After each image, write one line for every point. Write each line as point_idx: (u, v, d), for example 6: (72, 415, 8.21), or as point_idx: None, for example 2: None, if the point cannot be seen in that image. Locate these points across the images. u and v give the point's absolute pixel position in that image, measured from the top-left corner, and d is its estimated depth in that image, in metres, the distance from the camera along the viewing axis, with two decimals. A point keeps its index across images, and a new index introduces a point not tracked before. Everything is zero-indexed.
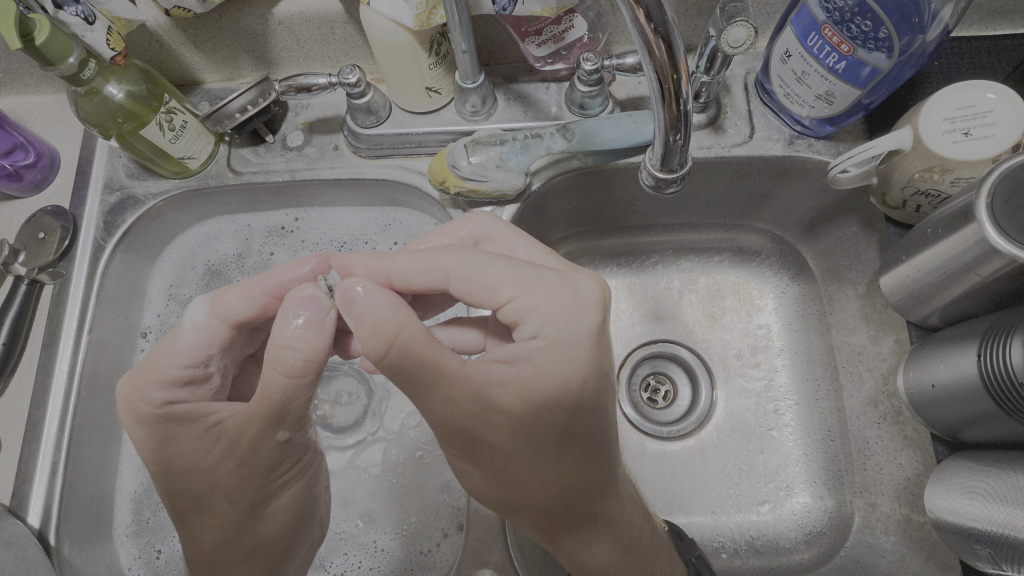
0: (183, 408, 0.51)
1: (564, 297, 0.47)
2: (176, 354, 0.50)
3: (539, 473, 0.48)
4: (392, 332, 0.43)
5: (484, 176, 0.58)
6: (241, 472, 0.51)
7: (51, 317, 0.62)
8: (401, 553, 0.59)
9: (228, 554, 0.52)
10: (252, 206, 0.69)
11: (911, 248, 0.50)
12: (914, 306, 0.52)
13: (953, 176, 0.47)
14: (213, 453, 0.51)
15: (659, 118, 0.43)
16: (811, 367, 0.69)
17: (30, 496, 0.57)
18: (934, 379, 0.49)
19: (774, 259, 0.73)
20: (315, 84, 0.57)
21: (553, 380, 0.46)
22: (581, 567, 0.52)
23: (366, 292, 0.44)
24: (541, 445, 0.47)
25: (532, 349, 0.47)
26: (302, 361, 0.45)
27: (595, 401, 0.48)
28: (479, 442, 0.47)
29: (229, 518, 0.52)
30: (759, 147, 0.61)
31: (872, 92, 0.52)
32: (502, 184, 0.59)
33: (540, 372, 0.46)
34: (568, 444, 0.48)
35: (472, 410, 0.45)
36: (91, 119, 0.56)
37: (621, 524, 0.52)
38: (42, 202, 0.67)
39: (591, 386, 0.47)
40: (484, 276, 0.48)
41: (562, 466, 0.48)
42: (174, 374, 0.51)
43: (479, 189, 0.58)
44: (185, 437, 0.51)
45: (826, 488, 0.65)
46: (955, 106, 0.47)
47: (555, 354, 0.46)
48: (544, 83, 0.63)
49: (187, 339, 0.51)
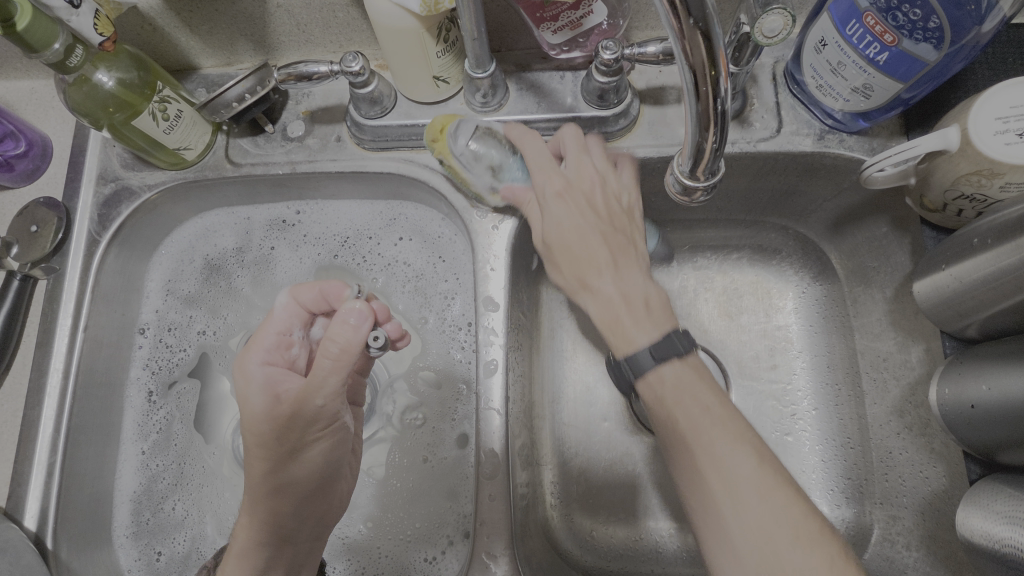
0: (267, 375, 0.52)
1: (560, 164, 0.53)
2: (271, 322, 0.53)
3: (568, 261, 0.51)
4: (525, 199, 0.55)
5: (469, 167, 0.55)
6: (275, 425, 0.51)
7: (45, 314, 0.60)
8: (406, 561, 0.58)
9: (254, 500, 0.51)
10: (252, 198, 0.67)
11: (952, 256, 0.47)
12: (950, 317, 0.49)
13: (1002, 181, 0.43)
14: (267, 414, 0.51)
15: (692, 123, 0.39)
16: (831, 371, 0.66)
17: (26, 498, 0.56)
18: (974, 398, 0.46)
19: (795, 257, 0.70)
20: (316, 72, 0.54)
21: (565, 212, 0.51)
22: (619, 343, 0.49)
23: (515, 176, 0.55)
24: (562, 244, 0.51)
25: (545, 189, 0.52)
26: (333, 353, 0.48)
27: (600, 229, 0.51)
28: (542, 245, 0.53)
29: (265, 473, 0.52)
30: (787, 142, 0.57)
31: (914, 86, 0.49)
32: (476, 181, 0.56)
33: (559, 196, 0.52)
34: (582, 246, 0.50)
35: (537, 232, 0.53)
36: (81, 110, 0.53)
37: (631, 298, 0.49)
38: (35, 192, 0.64)
39: (597, 222, 0.51)
40: (533, 146, 0.53)
41: (581, 259, 0.50)
42: (255, 345, 0.52)
43: (457, 171, 0.56)
44: (252, 396, 0.51)
45: (844, 497, 0.62)
46: (1009, 104, 0.43)
47: (571, 199, 0.52)
48: (558, 71, 0.59)
49: (277, 324, 0.53)
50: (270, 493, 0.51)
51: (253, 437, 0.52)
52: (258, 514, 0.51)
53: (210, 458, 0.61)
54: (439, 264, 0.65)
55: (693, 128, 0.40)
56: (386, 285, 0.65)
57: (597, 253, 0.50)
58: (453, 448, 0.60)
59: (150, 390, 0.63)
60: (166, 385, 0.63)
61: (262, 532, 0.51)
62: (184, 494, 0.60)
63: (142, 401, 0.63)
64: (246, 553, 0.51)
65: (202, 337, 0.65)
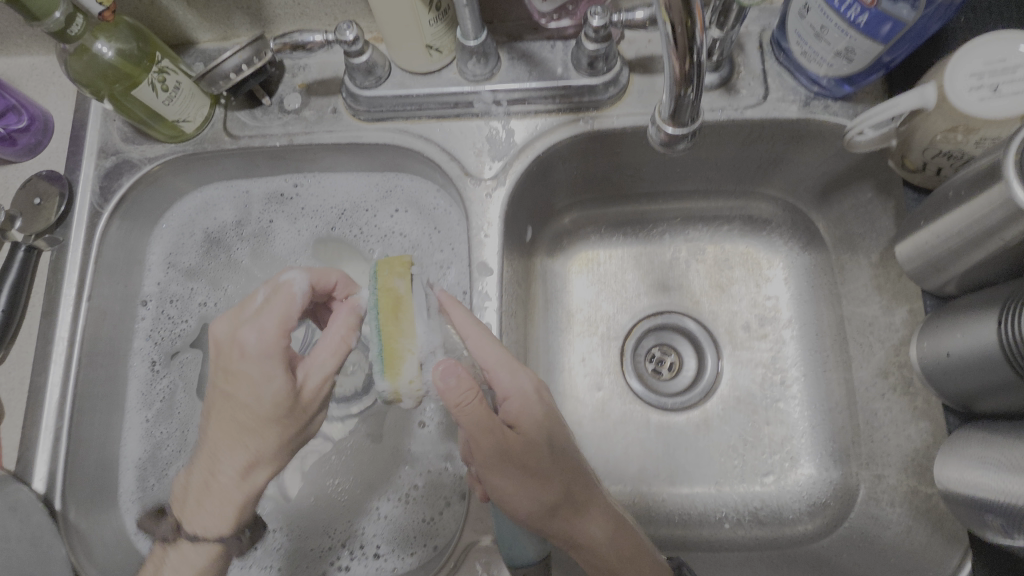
0: (287, 353, 0.51)
1: (517, 378, 0.54)
2: (294, 299, 0.52)
3: (535, 495, 0.51)
4: (467, 396, 0.50)
5: (421, 318, 0.54)
6: (296, 406, 0.52)
7: (49, 284, 0.61)
8: (405, 521, 0.59)
9: (257, 467, 0.53)
10: (250, 171, 0.68)
11: (931, 212, 0.48)
12: (932, 274, 0.50)
13: (977, 136, 0.45)
14: (286, 393, 0.51)
15: (670, 75, 0.41)
16: (819, 338, 0.68)
17: (34, 461, 0.57)
18: (949, 348, 0.48)
19: (785, 228, 0.71)
20: (311, 42, 0.55)
21: (540, 406, 0.54)
22: (590, 557, 0.52)
23: (452, 374, 0.51)
24: (531, 471, 0.52)
25: (507, 407, 0.53)
26: (348, 332, 0.53)
27: (560, 438, 0.54)
28: (506, 455, 0.51)
29: (275, 442, 0.52)
30: (774, 109, 0.58)
31: (894, 48, 0.50)
32: (416, 331, 0.53)
33: (527, 398, 0.53)
34: (560, 474, 0.53)
35: (492, 444, 0.50)
36: (83, 80, 0.55)
37: (609, 534, 0.53)
38: (37, 166, 0.65)
39: (557, 441, 0.54)
40: (489, 344, 0.53)
41: (554, 487, 0.52)
42: (275, 326, 0.51)
43: (406, 306, 0.53)
44: (273, 381, 0.50)
45: (832, 460, 0.64)
46: (984, 60, 0.44)
47: (532, 419, 0.53)
48: (550, 41, 0.60)
49: (300, 302, 0.52)
50: (270, 462, 0.53)
51: (261, 412, 0.51)
52: (264, 475, 0.54)
53: None
54: (434, 235, 0.67)
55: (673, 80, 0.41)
56: (382, 256, 0.67)
57: (561, 481, 0.53)
58: (449, 412, 0.62)
59: (154, 359, 0.65)
60: (169, 354, 0.65)
61: (255, 490, 0.54)
62: (189, 459, 0.62)
63: (145, 370, 0.65)
64: (240, 509, 0.54)
65: (204, 308, 0.66)
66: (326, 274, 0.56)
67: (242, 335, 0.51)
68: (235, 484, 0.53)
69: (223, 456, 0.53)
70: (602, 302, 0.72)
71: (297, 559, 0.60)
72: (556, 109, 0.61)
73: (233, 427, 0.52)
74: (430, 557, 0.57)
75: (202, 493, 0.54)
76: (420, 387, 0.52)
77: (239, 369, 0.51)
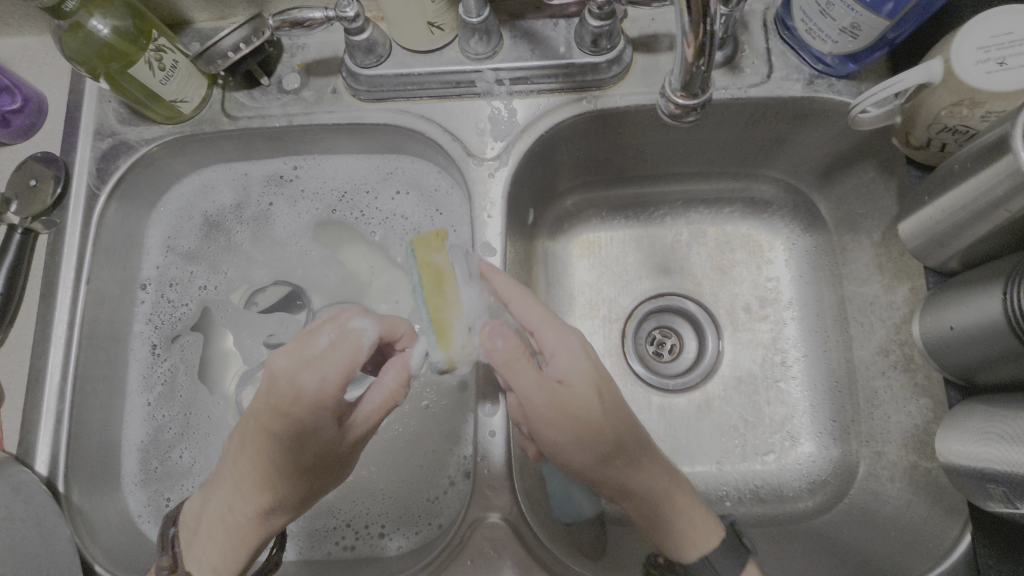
0: (338, 404, 0.48)
1: (565, 340, 0.51)
2: (362, 350, 0.48)
3: (590, 451, 0.51)
4: (515, 353, 0.49)
5: (463, 284, 0.51)
6: (326, 455, 0.49)
7: (47, 266, 0.61)
8: (410, 501, 0.60)
9: (270, 514, 0.50)
10: (249, 154, 0.67)
11: (935, 187, 0.48)
12: (935, 250, 0.50)
13: (983, 110, 0.45)
14: (324, 444, 0.48)
15: (684, 37, 0.42)
16: (820, 318, 0.68)
17: (36, 444, 0.57)
18: (953, 321, 0.48)
19: (786, 210, 0.71)
20: (311, 18, 0.54)
21: (589, 362, 0.51)
22: (651, 513, 0.51)
23: (497, 333, 0.49)
24: (584, 428, 0.50)
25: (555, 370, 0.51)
26: (400, 388, 0.50)
27: (612, 399, 0.51)
28: (563, 413, 0.49)
29: (298, 489, 0.50)
30: (777, 88, 0.58)
31: (898, 24, 0.50)
32: (462, 301, 0.50)
33: (574, 354, 0.51)
34: (618, 437, 0.51)
35: (546, 401, 0.49)
36: (77, 58, 0.53)
37: (668, 492, 0.52)
38: (32, 149, 0.65)
39: (611, 401, 0.51)
40: (532, 305, 0.52)
41: (612, 447, 0.51)
42: (339, 375, 0.47)
43: (450, 275, 0.50)
44: (321, 434, 0.47)
45: (832, 438, 0.65)
46: (990, 33, 0.44)
47: (579, 380, 0.50)
48: (552, 19, 0.59)
49: (367, 353, 0.49)
50: (282, 509, 0.50)
51: (297, 458, 0.48)
52: (275, 522, 0.51)
53: (215, 409, 0.63)
54: (437, 217, 0.66)
55: (685, 45, 0.42)
56: (385, 238, 0.66)
57: (617, 444, 0.51)
58: (453, 392, 0.62)
59: (154, 343, 0.64)
60: (169, 338, 0.65)
61: (259, 534, 0.51)
62: (191, 443, 0.62)
63: (145, 354, 0.64)
64: (240, 554, 0.50)
65: (204, 291, 0.66)
66: (395, 325, 0.53)
67: (299, 377, 0.47)
68: (241, 532, 0.50)
69: (242, 496, 0.50)
70: (604, 284, 0.72)
71: (301, 540, 0.60)
72: (559, 88, 0.60)
73: (263, 467, 0.49)
74: (435, 535, 0.58)
75: (213, 527, 0.50)
76: (473, 352, 0.50)
77: (289, 413, 0.47)
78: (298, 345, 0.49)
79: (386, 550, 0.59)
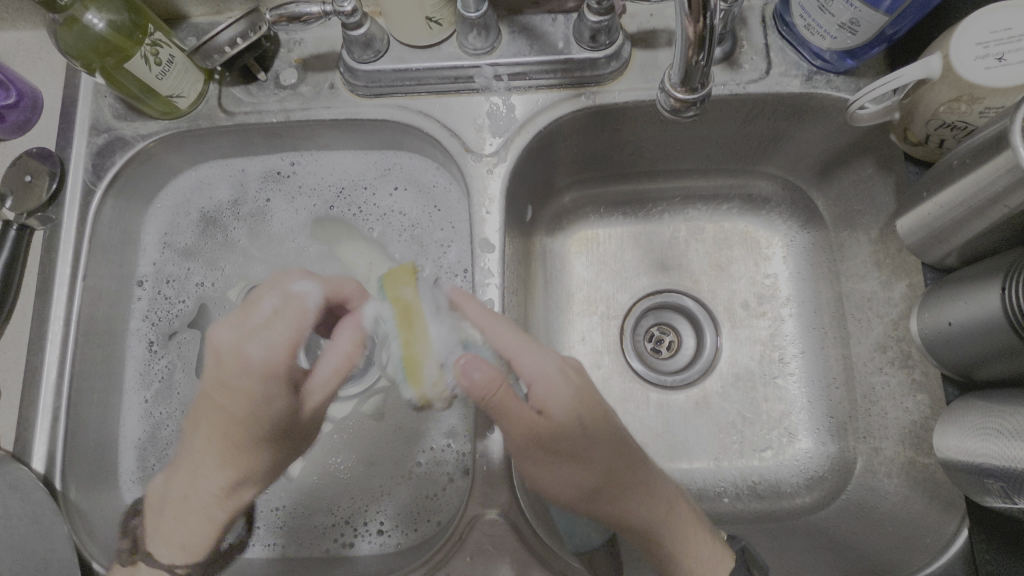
0: (287, 374, 0.49)
1: (542, 366, 0.51)
2: (306, 317, 0.49)
3: (573, 474, 0.51)
4: (493, 386, 0.47)
5: (432, 318, 0.54)
6: (281, 425, 0.50)
7: (43, 263, 0.60)
8: (408, 497, 0.59)
9: (235, 486, 0.52)
10: (246, 149, 0.67)
11: (933, 183, 0.48)
12: (934, 246, 0.51)
13: (982, 105, 0.45)
14: (277, 413, 0.49)
15: (684, 31, 0.41)
16: (818, 315, 0.68)
17: (33, 441, 0.57)
18: (951, 317, 0.48)
19: (784, 207, 0.71)
20: (308, 13, 0.53)
21: (568, 389, 0.50)
22: (639, 532, 0.52)
23: (477, 364, 0.48)
24: (566, 453, 0.50)
25: (536, 398, 0.50)
26: (354, 350, 0.50)
27: (596, 419, 0.51)
28: (545, 442, 0.49)
29: (264, 457, 0.51)
30: (776, 84, 0.58)
31: (897, 20, 0.50)
32: (430, 334, 0.53)
33: (552, 379, 0.50)
34: (601, 458, 0.51)
35: (529, 432, 0.49)
36: (73, 52, 0.53)
37: (655, 510, 0.52)
38: (27, 144, 0.64)
39: (596, 421, 0.51)
40: (506, 331, 0.51)
41: (596, 468, 0.51)
42: (283, 343, 0.48)
43: (417, 312, 0.53)
44: (271, 404, 0.48)
45: (829, 435, 0.65)
46: (989, 29, 0.44)
47: (559, 403, 0.50)
48: (550, 15, 0.59)
49: (311, 316, 0.49)
50: (245, 480, 0.52)
51: (253, 429, 0.49)
52: (243, 493, 0.53)
53: None
54: (435, 213, 0.66)
55: (685, 34, 0.42)
56: (383, 234, 0.66)
57: (600, 463, 0.51)
58: None
59: (150, 340, 0.64)
60: (166, 335, 0.64)
61: (228, 506, 0.53)
62: None
63: (143, 351, 0.64)
64: (210, 523, 0.53)
65: (201, 288, 0.66)
66: (339, 286, 0.53)
67: (244, 351, 0.48)
68: (210, 506, 0.52)
69: (205, 471, 0.51)
70: (602, 281, 0.72)
71: (298, 537, 0.60)
72: (558, 84, 0.60)
73: (221, 442, 0.50)
74: (433, 532, 0.58)
75: (180, 507, 0.52)
76: (445, 386, 0.53)
77: (238, 385, 0.48)
78: (241, 316, 0.50)
79: (385, 547, 0.58)
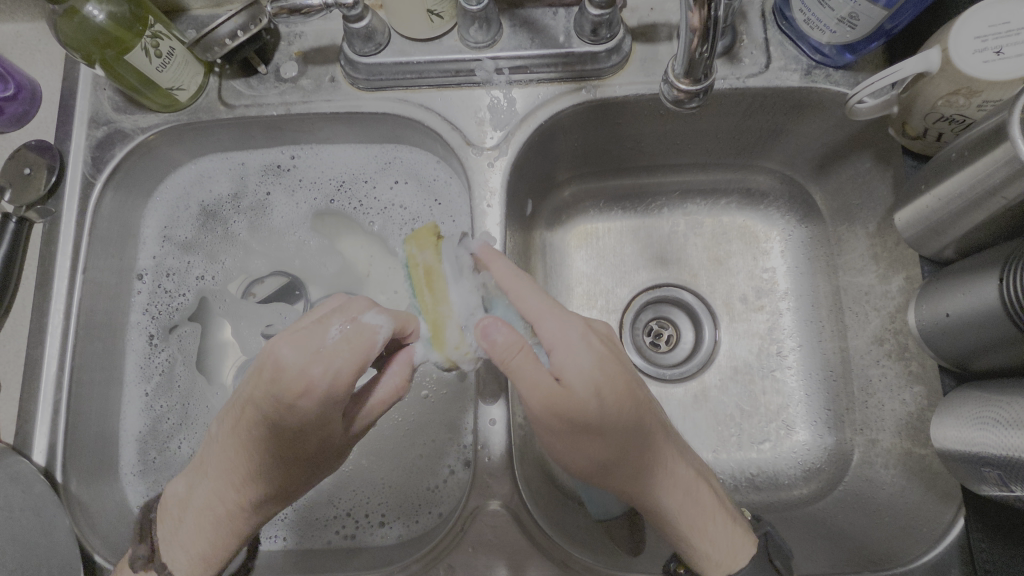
0: (343, 402, 0.46)
1: (566, 332, 0.49)
2: (368, 350, 0.46)
3: (596, 449, 0.50)
4: (512, 352, 0.48)
5: (453, 281, 0.53)
6: (324, 452, 0.50)
7: (43, 256, 0.60)
8: (409, 489, 0.60)
9: (259, 510, 0.51)
10: (247, 143, 0.67)
11: (931, 176, 0.49)
12: (931, 238, 0.51)
13: (980, 98, 0.46)
14: (325, 440, 0.48)
15: (688, 21, 0.42)
16: (815, 309, 0.69)
17: (33, 435, 0.56)
18: (948, 308, 0.49)
19: (782, 201, 0.72)
20: (310, 5, 0.51)
21: (589, 359, 0.48)
22: (663, 513, 0.51)
23: (497, 329, 0.48)
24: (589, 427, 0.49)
25: (560, 366, 0.48)
26: (402, 382, 0.50)
27: (624, 387, 0.49)
28: (571, 413, 0.48)
29: (298, 477, 0.51)
30: (775, 78, 0.58)
31: (896, 15, 0.51)
32: (451, 297, 0.53)
33: (577, 345, 0.49)
34: (630, 434, 0.50)
35: (553, 402, 0.47)
36: (73, 44, 0.52)
37: (680, 489, 0.52)
38: (25, 137, 0.64)
39: (625, 393, 0.49)
40: (529, 295, 0.51)
41: (623, 445, 0.50)
42: (353, 368, 0.45)
43: (438, 274, 0.53)
44: (327, 432, 0.48)
45: (827, 427, 0.65)
46: (988, 23, 0.45)
47: (587, 371, 0.48)
48: (551, 8, 0.59)
49: (379, 345, 0.46)
50: (272, 502, 0.51)
51: (299, 452, 0.48)
52: (264, 513, 0.52)
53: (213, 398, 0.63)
54: (435, 207, 0.66)
55: (690, 22, 0.42)
56: (383, 228, 0.66)
57: (628, 437, 0.50)
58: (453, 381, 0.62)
59: (151, 333, 0.64)
60: (167, 328, 0.64)
61: (243, 527, 0.52)
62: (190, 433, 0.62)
63: (143, 345, 0.64)
64: (222, 547, 0.51)
65: (201, 282, 0.66)
66: (405, 321, 0.50)
67: (308, 374, 0.44)
68: (230, 526, 0.51)
69: (231, 487, 0.50)
70: (602, 275, 0.72)
71: (299, 529, 0.60)
72: (558, 77, 0.60)
73: (253, 461, 0.49)
74: (434, 524, 0.58)
75: (202, 516, 0.51)
76: (469, 351, 0.52)
77: (292, 411, 0.45)
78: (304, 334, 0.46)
79: (386, 539, 0.59)
